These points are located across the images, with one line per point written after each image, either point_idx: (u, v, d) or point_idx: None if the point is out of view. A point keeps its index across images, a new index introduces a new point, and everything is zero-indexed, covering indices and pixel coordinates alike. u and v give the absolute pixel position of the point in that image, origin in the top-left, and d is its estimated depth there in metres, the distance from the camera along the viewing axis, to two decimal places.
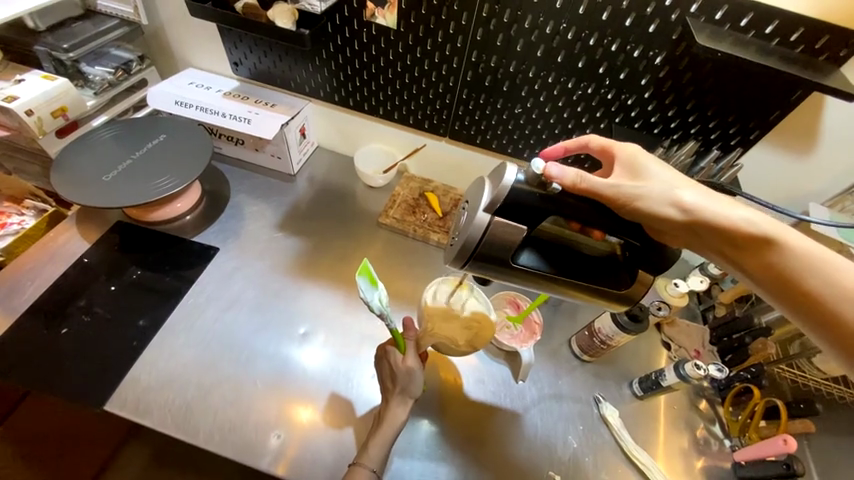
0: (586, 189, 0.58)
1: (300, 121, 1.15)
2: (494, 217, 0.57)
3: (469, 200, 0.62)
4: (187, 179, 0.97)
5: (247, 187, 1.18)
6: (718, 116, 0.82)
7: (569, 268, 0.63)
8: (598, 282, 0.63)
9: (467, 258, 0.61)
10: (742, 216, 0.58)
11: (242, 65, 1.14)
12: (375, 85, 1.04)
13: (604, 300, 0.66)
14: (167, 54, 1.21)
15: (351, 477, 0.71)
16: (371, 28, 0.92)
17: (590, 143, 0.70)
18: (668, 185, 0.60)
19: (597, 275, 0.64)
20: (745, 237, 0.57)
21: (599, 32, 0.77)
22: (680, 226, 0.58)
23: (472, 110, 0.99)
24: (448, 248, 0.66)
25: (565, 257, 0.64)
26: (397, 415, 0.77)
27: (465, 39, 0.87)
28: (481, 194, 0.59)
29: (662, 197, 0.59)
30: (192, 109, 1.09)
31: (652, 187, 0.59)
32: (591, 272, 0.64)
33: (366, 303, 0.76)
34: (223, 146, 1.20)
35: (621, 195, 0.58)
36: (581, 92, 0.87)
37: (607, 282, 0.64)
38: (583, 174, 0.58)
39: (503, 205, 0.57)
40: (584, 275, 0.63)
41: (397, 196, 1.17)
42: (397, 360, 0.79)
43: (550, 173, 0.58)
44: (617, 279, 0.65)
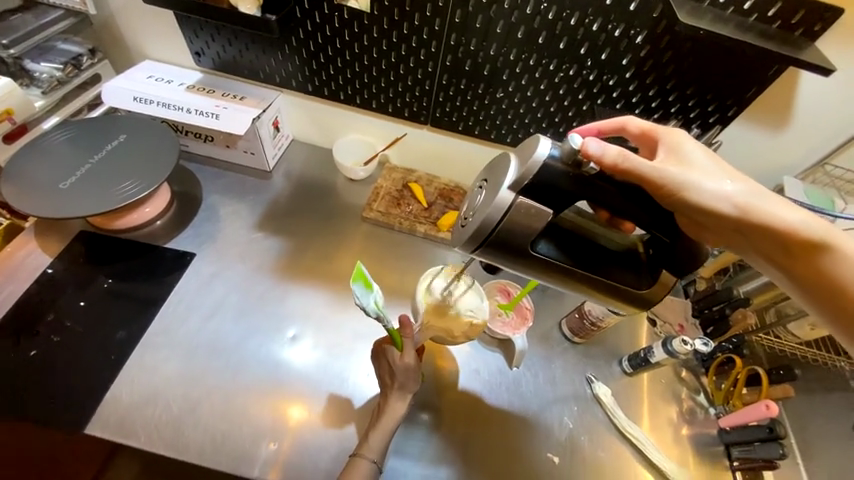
0: (625, 170, 0.57)
1: (272, 114, 1.09)
2: (519, 197, 0.54)
3: (490, 179, 0.59)
4: (154, 182, 0.91)
5: (221, 186, 1.12)
6: (697, 95, 0.82)
7: (587, 261, 0.61)
8: (617, 281, 0.61)
9: (480, 242, 0.58)
10: (799, 220, 0.60)
11: (204, 55, 1.07)
12: (351, 73, 0.99)
13: (618, 298, 0.63)
14: (121, 47, 1.12)
15: (351, 469, 0.71)
16: (342, 12, 0.87)
17: (628, 125, 0.69)
18: (720, 179, 0.60)
19: (616, 272, 0.61)
20: (798, 243, 0.60)
21: (580, 11, 0.76)
22: (733, 225, 0.60)
23: (453, 96, 0.96)
24: (457, 231, 0.62)
25: (585, 250, 0.61)
26: (396, 409, 0.76)
27: (443, 22, 0.84)
28: (508, 171, 0.56)
29: (723, 195, 0.59)
30: (153, 105, 1.01)
31: (707, 180, 0.59)
32: (610, 269, 0.61)
33: (359, 308, 0.74)
34: (191, 144, 1.13)
35: (667, 184, 0.58)
36: (563, 74, 0.85)
37: (626, 280, 0.61)
38: (625, 153, 0.57)
39: (531, 184, 0.54)
40: (602, 271, 0.61)
41: (380, 188, 1.14)
42: (394, 357, 0.78)
43: (588, 149, 0.56)
44: (638, 277, 0.62)
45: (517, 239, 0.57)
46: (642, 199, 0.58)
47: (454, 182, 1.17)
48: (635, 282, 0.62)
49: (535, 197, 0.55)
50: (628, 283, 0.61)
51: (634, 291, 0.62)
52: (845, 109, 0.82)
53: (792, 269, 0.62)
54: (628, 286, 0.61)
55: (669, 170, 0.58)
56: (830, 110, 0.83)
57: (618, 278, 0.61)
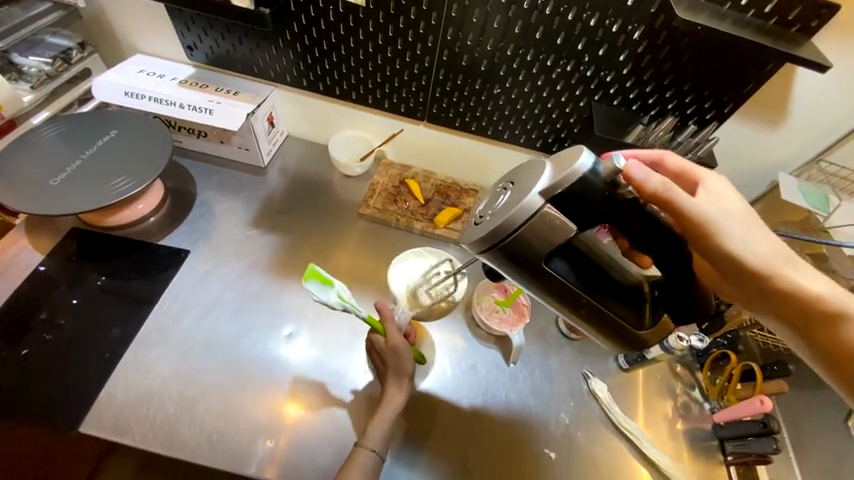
0: (663, 199, 0.56)
1: (267, 109, 1.08)
2: (546, 207, 0.53)
3: (517, 181, 0.57)
4: (147, 178, 0.90)
5: (215, 183, 1.11)
6: (693, 91, 0.82)
7: (594, 289, 0.60)
8: (616, 314, 0.61)
9: (494, 244, 0.55)
10: (826, 291, 0.58)
11: (198, 50, 1.06)
12: (346, 68, 0.98)
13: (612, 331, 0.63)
14: (111, 41, 1.10)
15: (353, 456, 0.71)
16: (337, 6, 0.86)
17: (666, 158, 0.66)
18: (753, 234, 0.59)
19: (619, 306, 0.61)
20: (822, 313, 0.57)
21: (577, 7, 0.75)
22: (754, 281, 0.59)
23: (450, 91, 0.95)
24: (470, 229, 0.59)
25: (595, 278, 0.60)
26: (394, 397, 0.77)
27: (439, 17, 0.83)
28: (538, 178, 0.54)
29: (761, 251, 0.58)
30: (145, 100, 1.00)
31: (739, 229, 0.58)
32: (613, 303, 0.60)
33: (321, 305, 0.80)
34: (184, 139, 1.11)
35: (698, 223, 0.57)
36: (560, 69, 0.85)
37: (625, 314, 0.61)
38: (668, 184, 0.56)
39: (563, 194, 0.52)
40: (606, 303, 0.60)
41: (377, 185, 1.13)
42: (379, 343, 0.81)
43: (631, 172, 0.55)
44: (637, 313, 0.62)
45: (535, 248, 0.54)
46: (666, 235, 0.57)
47: (451, 179, 1.17)
48: (633, 316, 0.62)
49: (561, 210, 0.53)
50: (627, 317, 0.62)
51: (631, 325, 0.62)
52: (840, 106, 0.83)
53: (811, 337, 0.59)
54: (626, 320, 0.61)
55: (704, 210, 0.57)
56: (825, 106, 0.83)
57: (618, 311, 0.61)
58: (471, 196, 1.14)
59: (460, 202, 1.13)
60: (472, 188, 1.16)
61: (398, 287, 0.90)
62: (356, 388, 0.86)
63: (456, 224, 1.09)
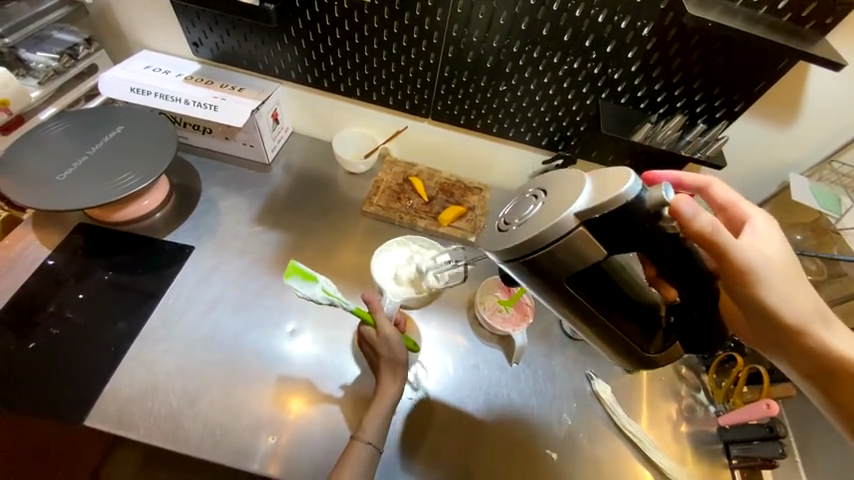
0: (709, 240, 0.54)
1: (271, 105, 1.08)
2: (580, 228, 0.49)
3: (553, 192, 0.52)
4: (152, 174, 0.90)
5: (220, 179, 1.11)
6: (703, 89, 0.80)
7: (609, 312, 0.59)
8: (627, 336, 0.60)
9: (520, 256, 0.52)
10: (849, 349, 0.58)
11: (203, 46, 1.06)
12: (351, 64, 0.97)
13: (620, 350, 0.63)
14: (118, 37, 1.10)
15: (349, 452, 0.71)
16: (342, 1, 0.85)
17: (711, 188, 0.70)
18: (786, 283, 0.58)
19: (631, 329, 0.60)
20: (842, 370, 0.58)
21: (585, 3, 0.74)
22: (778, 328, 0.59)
23: (455, 89, 0.95)
24: (496, 235, 0.56)
25: (612, 302, 0.58)
26: (387, 388, 0.77)
27: (445, 13, 0.82)
28: (577, 194, 0.50)
29: (795, 305, 0.57)
30: (151, 96, 1.00)
31: (775, 276, 0.58)
32: (626, 326, 0.60)
33: (307, 300, 0.80)
34: (189, 136, 1.11)
35: (735, 265, 0.56)
36: (567, 66, 0.83)
37: (635, 337, 0.61)
38: (717, 227, 0.54)
39: (602, 217, 0.48)
40: (618, 326, 0.60)
41: (381, 182, 1.13)
42: (370, 335, 0.81)
43: (681, 208, 0.51)
44: (649, 337, 0.62)
45: (562, 266, 0.51)
46: (699, 274, 0.53)
47: (455, 177, 1.16)
48: (644, 341, 0.61)
49: (597, 233, 0.49)
50: (637, 340, 0.61)
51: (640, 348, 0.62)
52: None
53: (822, 386, 0.60)
54: (636, 343, 0.61)
55: (745, 254, 0.57)
56: (838, 105, 0.81)
57: (628, 335, 0.60)
58: (475, 194, 1.14)
59: (464, 200, 1.12)
60: (477, 186, 1.16)
61: (384, 275, 0.92)
62: (346, 384, 0.86)
63: (460, 222, 1.08)
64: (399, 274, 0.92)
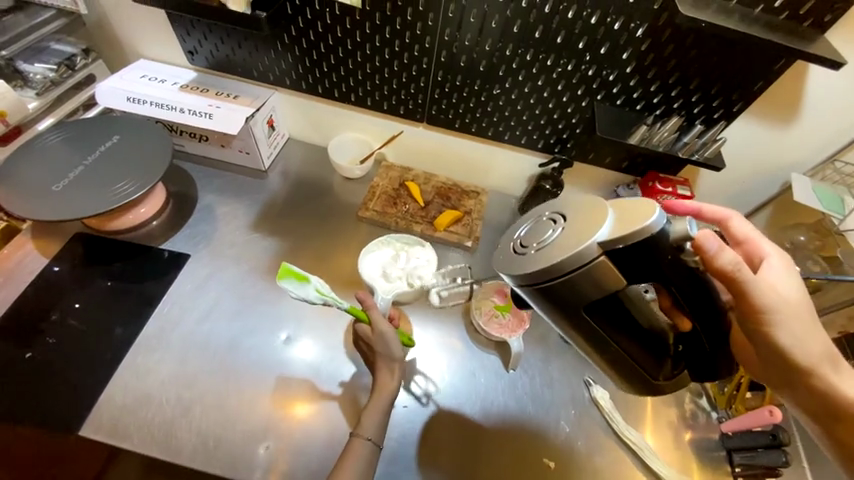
0: (728, 276, 0.53)
1: (267, 112, 1.08)
2: (602, 257, 0.48)
3: (575, 219, 0.51)
4: (147, 183, 0.91)
5: (216, 186, 1.12)
6: (700, 90, 0.79)
7: (625, 339, 0.57)
8: (638, 362, 0.59)
9: (538, 282, 0.51)
10: None
11: (198, 54, 1.07)
12: (344, 70, 0.97)
13: (629, 375, 0.62)
14: (115, 46, 1.11)
15: (351, 449, 0.70)
16: (333, 8, 0.85)
17: (732, 221, 0.65)
18: (807, 328, 0.55)
19: (644, 357, 0.59)
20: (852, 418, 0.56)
21: (578, 4, 0.73)
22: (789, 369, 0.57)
23: (449, 93, 0.94)
24: (513, 258, 0.54)
25: (628, 329, 0.56)
26: (386, 382, 0.76)
27: (437, 17, 0.81)
28: (601, 223, 0.48)
29: (810, 350, 0.55)
30: (147, 105, 1.01)
31: (792, 319, 0.55)
32: (640, 354, 0.58)
33: (303, 301, 0.77)
34: (186, 143, 1.12)
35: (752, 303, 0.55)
36: (561, 69, 0.82)
37: (648, 365, 0.59)
38: (739, 264, 0.53)
39: (624, 248, 0.47)
40: (631, 354, 0.58)
41: (377, 188, 1.13)
42: (365, 331, 0.82)
43: (705, 244, 0.50)
44: (660, 365, 0.60)
45: (581, 294, 0.50)
46: (712, 309, 0.52)
47: (452, 181, 1.16)
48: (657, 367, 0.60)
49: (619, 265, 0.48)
50: (649, 366, 0.60)
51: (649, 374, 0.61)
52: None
53: (829, 430, 0.58)
54: (646, 370, 0.60)
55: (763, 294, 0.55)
56: (840, 103, 0.79)
57: (640, 361, 0.59)
58: (472, 198, 1.14)
59: (460, 204, 1.12)
60: (474, 190, 1.15)
61: (372, 273, 0.94)
62: (345, 381, 0.87)
63: (456, 226, 1.08)
64: (387, 272, 0.94)
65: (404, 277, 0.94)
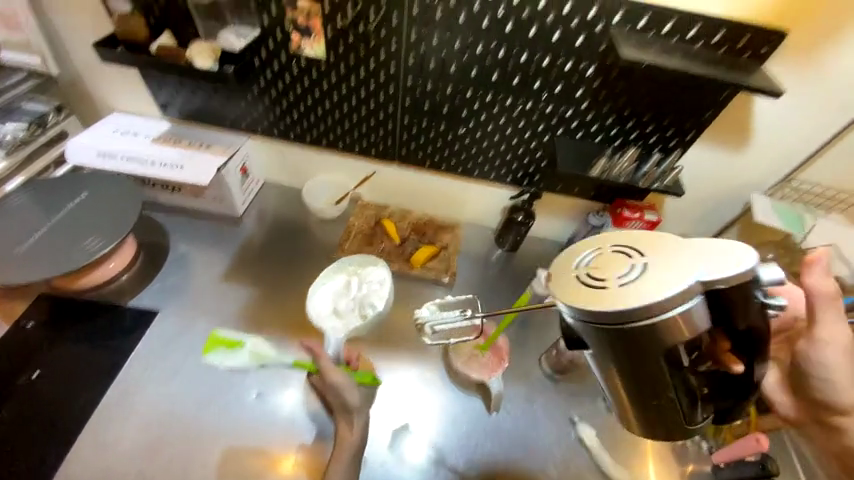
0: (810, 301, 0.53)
1: (240, 159, 1.10)
2: (675, 316, 0.43)
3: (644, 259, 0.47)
4: (115, 240, 0.89)
5: (190, 236, 1.11)
6: (654, 121, 0.82)
7: (673, 389, 0.47)
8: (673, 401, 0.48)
9: (597, 322, 0.46)
10: None
11: (170, 107, 1.08)
12: (314, 116, 0.99)
13: (655, 415, 0.50)
14: (88, 103, 1.13)
15: None
16: (298, 60, 0.86)
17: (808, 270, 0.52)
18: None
19: (690, 408, 0.48)
20: None
21: (530, 49, 0.75)
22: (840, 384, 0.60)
23: (417, 134, 0.97)
24: (563, 282, 0.49)
25: (679, 383, 0.46)
26: (346, 435, 0.75)
27: (398, 65, 0.83)
28: (684, 272, 0.44)
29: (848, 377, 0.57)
30: (116, 159, 1.01)
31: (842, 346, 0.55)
32: (688, 405, 0.48)
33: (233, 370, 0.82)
34: (159, 195, 1.12)
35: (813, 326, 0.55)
36: (521, 108, 0.85)
37: (691, 415, 0.49)
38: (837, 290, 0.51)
39: (723, 292, 0.42)
40: (680, 404, 0.48)
41: (352, 227, 1.13)
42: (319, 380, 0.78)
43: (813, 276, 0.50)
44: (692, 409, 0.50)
45: (650, 342, 0.44)
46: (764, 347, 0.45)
47: (428, 215, 1.17)
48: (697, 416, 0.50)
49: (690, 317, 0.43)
50: (690, 416, 0.50)
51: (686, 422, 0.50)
52: (802, 126, 0.83)
53: None
54: (686, 419, 0.49)
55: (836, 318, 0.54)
56: (787, 127, 0.84)
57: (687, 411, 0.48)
58: (447, 233, 1.14)
59: (437, 239, 1.13)
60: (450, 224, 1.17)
61: (321, 309, 0.91)
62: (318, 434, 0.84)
63: (433, 261, 1.08)
64: (338, 306, 0.91)
65: (356, 307, 0.91)
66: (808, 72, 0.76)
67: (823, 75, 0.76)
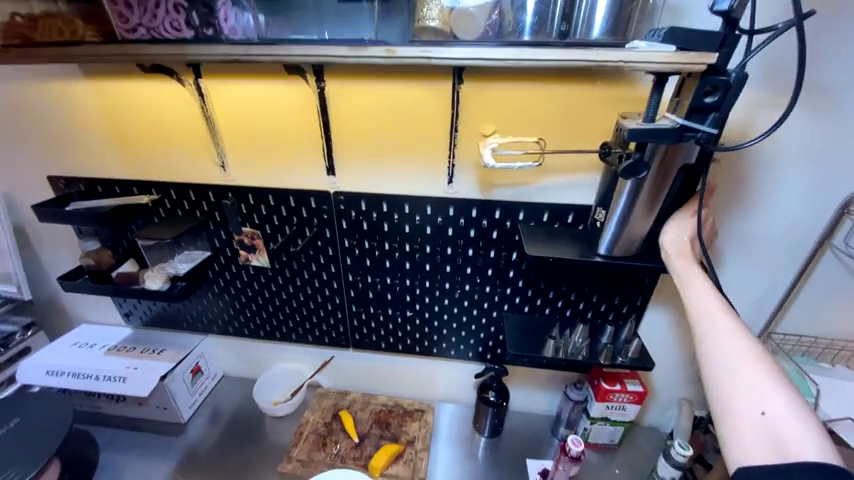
0: None
1: (192, 361, 1.06)
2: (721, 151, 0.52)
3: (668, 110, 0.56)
4: (34, 466, 0.78)
5: (123, 452, 1.01)
6: (596, 290, 0.80)
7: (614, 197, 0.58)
8: (619, 206, 0.57)
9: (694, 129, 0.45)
10: (716, 316, 0.53)
11: (134, 314, 1.12)
12: (266, 313, 0.99)
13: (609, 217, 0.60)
14: (63, 316, 1.19)
15: None
16: (248, 268, 0.91)
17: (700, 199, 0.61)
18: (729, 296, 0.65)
19: (628, 237, 0.60)
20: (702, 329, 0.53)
21: (452, 244, 0.79)
22: None
23: (367, 321, 0.95)
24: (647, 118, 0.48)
25: (616, 207, 0.58)
26: None
27: (337, 266, 0.87)
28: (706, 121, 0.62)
29: None
30: (63, 376, 0.99)
31: None
32: (623, 234, 0.60)
33: None
34: (105, 405, 1.06)
35: None
36: (461, 290, 0.85)
37: (629, 234, 0.60)
38: None
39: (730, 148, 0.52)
40: (606, 235, 0.61)
41: (305, 426, 1.01)
42: None
43: None
44: (629, 231, 0.59)
45: (672, 162, 0.52)
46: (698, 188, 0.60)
47: (392, 401, 1.06)
48: (643, 232, 0.60)
49: (633, 161, 0.52)
50: (634, 234, 0.59)
51: (627, 252, 0.62)
52: (750, 282, 0.77)
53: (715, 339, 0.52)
54: (623, 240, 0.60)
55: None
56: (732, 287, 0.78)
57: (609, 246, 0.62)
58: (415, 420, 1.01)
59: (402, 431, 0.99)
60: (418, 408, 1.04)
61: None
62: None
63: (396, 465, 0.91)
64: None
65: None
66: (733, 241, 0.73)
67: (751, 236, 0.72)
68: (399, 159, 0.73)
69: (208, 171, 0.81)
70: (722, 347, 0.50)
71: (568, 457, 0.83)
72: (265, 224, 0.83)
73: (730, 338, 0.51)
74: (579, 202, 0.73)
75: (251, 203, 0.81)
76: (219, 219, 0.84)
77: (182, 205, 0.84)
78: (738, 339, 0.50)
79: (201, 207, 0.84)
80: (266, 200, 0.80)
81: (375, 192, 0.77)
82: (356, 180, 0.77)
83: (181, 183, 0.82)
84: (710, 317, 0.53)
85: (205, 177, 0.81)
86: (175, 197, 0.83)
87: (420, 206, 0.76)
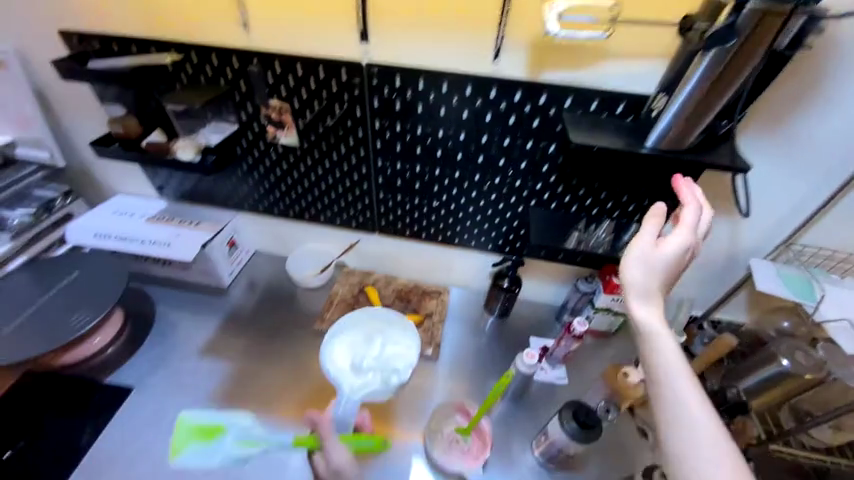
0: None
1: (227, 235, 1.13)
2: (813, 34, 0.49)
3: None
4: (103, 309, 0.92)
5: (176, 306, 1.15)
6: (628, 190, 0.79)
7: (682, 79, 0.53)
8: (687, 89, 0.53)
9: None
10: (676, 374, 0.48)
11: (166, 188, 1.16)
12: (294, 193, 1.02)
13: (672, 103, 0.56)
14: (95, 184, 1.22)
15: None
16: (276, 147, 0.90)
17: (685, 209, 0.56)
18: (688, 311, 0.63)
19: (683, 128, 0.57)
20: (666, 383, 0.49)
21: (488, 132, 0.76)
22: None
23: (393, 208, 0.97)
24: None
25: (680, 93, 0.54)
26: None
27: (367, 149, 0.85)
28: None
29: None
30: (109, 240, 1.06)
31: None
32: (679, 124, 0.57)
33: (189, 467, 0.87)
34: (153, 267, 1.17)
35: None
36: (491, 182, 0.84)
37: (685, 125, 0.56)
38: None
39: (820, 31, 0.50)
40: (659, 125, 0.58)
41: (335, 296, 1.13)
42: (319, 463, 0.68)
43: None
44: (688, 121, 0.56)
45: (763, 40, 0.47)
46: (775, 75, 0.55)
47: (412, 282, 1.16)
48: (702, 124, 0.56)
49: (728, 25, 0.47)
50: (692, 125, 0.56)
51: (676, 146, 0.59)
52: (791, 188, 0.75)
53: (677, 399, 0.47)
54: (677, 132, 0.57)
55: None
56: (769, 194, 0.77)
57: (659, 138, 0.59)
58: (433, 299, 1.12)
59: (421, 307, 1.10)
60: (435, 290, 1.14)
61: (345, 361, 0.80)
62: None
63: None
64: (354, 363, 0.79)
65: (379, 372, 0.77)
66: (785, 145, 0.70)
67: (807, 140, 0.69)
68: (442, 26, 0.66)
69: (231, 31, 0.74)
70: (685, 415, 0.46)
71: (571, 335, 0.94)
72: (293, 98, 0.79)
73: (691, 406, 0.46)
74: (634, 89, 0.67)
75: (278, 72, 0.76)
76: (245, 90, 0.80)
77: (205, 70, 0.79)
78: (695, 407, 0.46)
79: (225, 75, 0.79)
80: (294, 70, 0.75)
81: (413, 65, 0.71)
82: (393, 51, 0.71)
83: (204, 45, 0.76)
84: (676, 380, 0.48)
85: (229, 38, 0.75)
86: (196, 61, 0.78)
87: (459, 86, 0.71)
